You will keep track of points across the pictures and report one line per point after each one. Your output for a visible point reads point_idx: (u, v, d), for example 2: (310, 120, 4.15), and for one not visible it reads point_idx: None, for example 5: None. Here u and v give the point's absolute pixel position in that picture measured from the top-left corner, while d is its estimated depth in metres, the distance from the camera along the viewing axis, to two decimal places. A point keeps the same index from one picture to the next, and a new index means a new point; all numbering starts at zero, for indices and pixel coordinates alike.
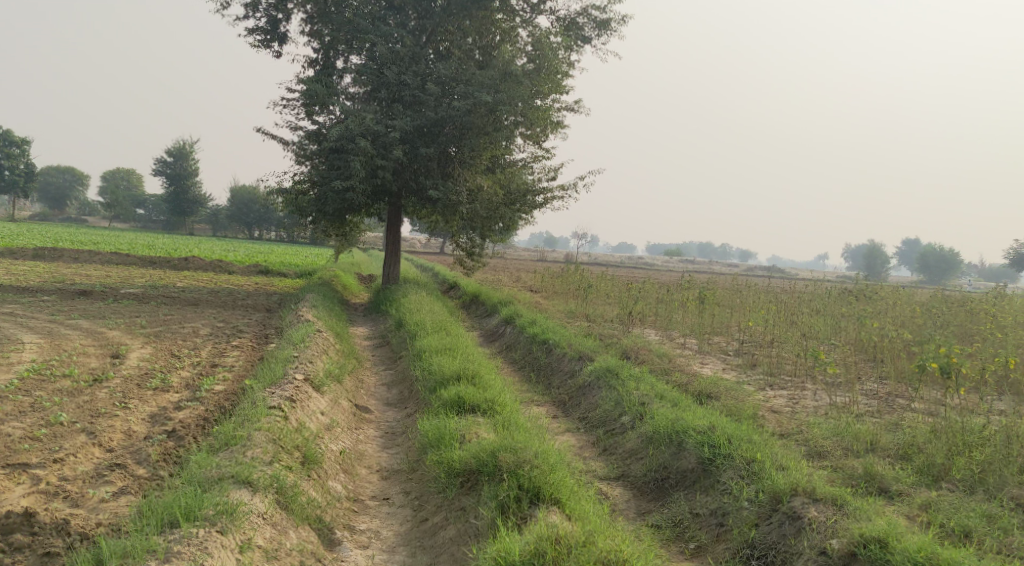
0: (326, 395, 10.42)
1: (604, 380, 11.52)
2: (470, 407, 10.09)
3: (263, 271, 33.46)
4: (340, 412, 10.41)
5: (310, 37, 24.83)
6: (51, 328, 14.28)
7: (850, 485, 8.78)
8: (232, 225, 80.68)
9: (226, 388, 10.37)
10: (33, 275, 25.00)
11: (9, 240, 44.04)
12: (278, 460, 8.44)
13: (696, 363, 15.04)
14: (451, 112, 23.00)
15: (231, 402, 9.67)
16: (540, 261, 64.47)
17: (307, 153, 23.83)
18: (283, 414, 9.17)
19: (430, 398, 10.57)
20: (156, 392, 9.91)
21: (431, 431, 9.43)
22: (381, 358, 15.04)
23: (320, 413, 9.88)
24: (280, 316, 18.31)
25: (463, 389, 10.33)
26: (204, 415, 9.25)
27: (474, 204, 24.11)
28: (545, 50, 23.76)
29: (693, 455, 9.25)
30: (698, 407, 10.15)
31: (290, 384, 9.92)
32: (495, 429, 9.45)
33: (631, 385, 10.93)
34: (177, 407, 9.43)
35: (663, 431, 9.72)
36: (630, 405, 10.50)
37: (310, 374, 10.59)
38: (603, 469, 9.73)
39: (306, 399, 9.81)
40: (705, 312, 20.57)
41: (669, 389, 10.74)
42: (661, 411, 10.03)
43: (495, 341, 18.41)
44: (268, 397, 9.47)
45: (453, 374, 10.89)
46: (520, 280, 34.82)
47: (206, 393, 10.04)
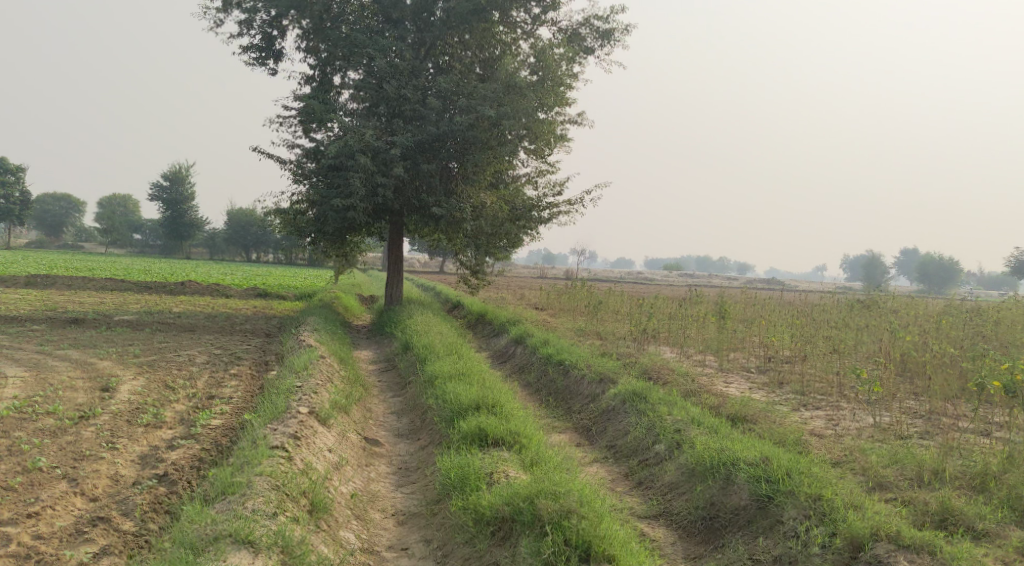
0: (333, 430, 9.62)
1: (630, 405, 10.74)
2: (493, 440, 9.30)
3: (262, 293, 32.71)
4: (348, 448, 9.60)
5: (306, 53, 24.19)
6: (38, 360, 13.48)
7: (929, 523, 8.03)
8: (230, 248, 80.01)
9: (224, 422, 9.57)
10: (23, 303, 24.20)
11: (2, 268, 43.22)
12: (282, 511, 7.59)
13: (720, 382, 14.24)
14: (454, 127, 22.30)
15: (228, 439, 8.87)
16: (540, 279, 63.81)
17: (306, 170, 23.15)
18: (287, 454, 8.37)
19: (448, 430, 9.79)
20: (148, 429, 9.10)
21: (454, 471, 8.65)
22: (388, 384, 14.25)
23: (327, 451, 9.08)
24: (280, 341, 17.52)
25: (484, 420, 9.55)
26: (199, 456, 8.44)
27: (479, 221, 23.46)
28: (548, 62, 23.12)
29: (745, 491, 8.47)
30: (738, 434, 9.36)
31: (294, 418, 9.12)
32: (525, 468, 8.68)
33: (662, 411, 10.15)
34: (170, 446, 8.63)
35: (704, 463, 8.96)
36: (664, 432, 9.73)
37: (315, 406, 9.78)
38: (641, 506, 8.95)
39: (312, 436, 9.01)
40: (723, 328, 19.82)
41: (704, 414, 9.95)
42: (701, 439, 9.27)
43: (506, 362, 17.60)
44: (269, 435, 8.67)
45: (471, 404, 10.10)
46: (524, 298, 34.04)
47: (202, 429, 9.23)
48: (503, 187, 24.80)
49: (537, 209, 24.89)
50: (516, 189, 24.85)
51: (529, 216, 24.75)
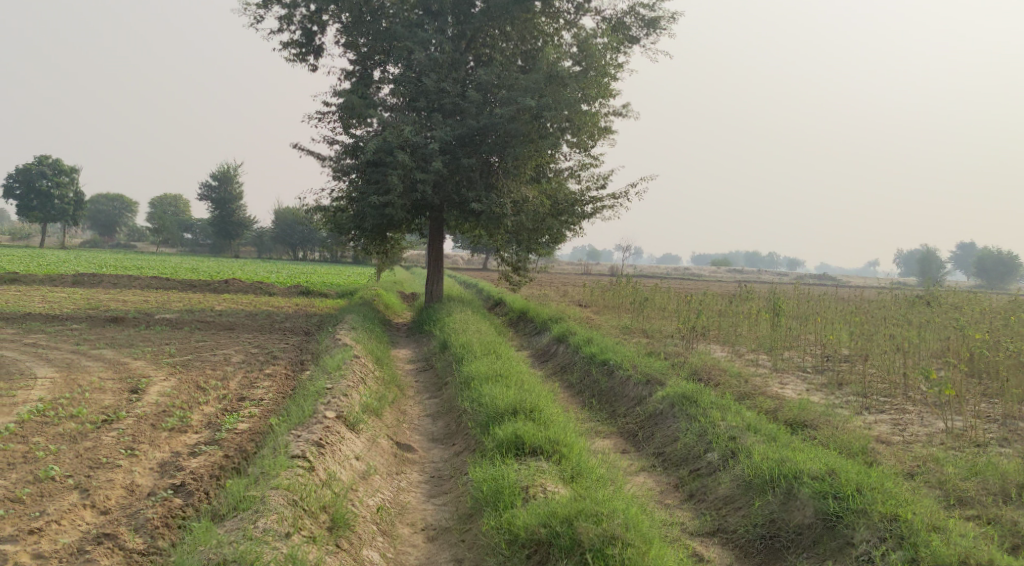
0: (361, 435, 9.15)
1: (678, 408, 10.09)
2: (530, 449, 8.74)
3: (305, 291, 32.61)
4: (377, 455, 9.12)
5: (346, 47, 23.89)
6: (73, 359, 13.29)
7: (1018, 547, 7.32)
8: (277, 247, 80.70)
9: (250, 426, 9.17)
10: (67, 302, 24.34)
11: (55, 266, 43.84)
12: (297, 530, 7.10)
13: (774, 383, 13.50)
14: (494, 119, 21.79)
15: (252, 446, 8.46)
16: (586, 276, 63.10)
17: (344, 167, 22.81)
18: (307, 465, 7.90)
19: (484, 436, 9.24)
20: (171, 434, 8.75)
21: (487, 484, 8.11)
22: (426, 384, 13.79)
23: (353, 460, 8.62)
24: (318, 340, 17.20)
25: (521, 427, 8.99)
26: (220, 464, 8.04)
27: (520, 216, 22.73)
28: (592, 51, 22.47)
29: (810, 508, 7.83)
30: (796, 442, 8.67)
31: (319, 424, 8.67)
32: (564, 482, 8.11)
33: (714, 416, 9.44)
34: (191, 453, 8.25)
35: (761, 474, 8.32)
36: (717, 440, 9.09)
37: (343, 410, 9.33)
38: (692, 523, 8.30)
39: (337, 443, 8.55)
40: (777, 326, 19.01)
41: (760, 420, 9.27)
42: (758, 448, 8.62)
43: (548, 361, 17.05)
44: (291, 443, 8.23)
45: (509, 408, 9.55)
46: (568, 295, 33.41)
47: (227, 433, 8.84)
48: (545, 181, 24.21)
49: (580, 204, 24.20)
50: (559, 184, 24.25)
51: (573, 212, 24.10)
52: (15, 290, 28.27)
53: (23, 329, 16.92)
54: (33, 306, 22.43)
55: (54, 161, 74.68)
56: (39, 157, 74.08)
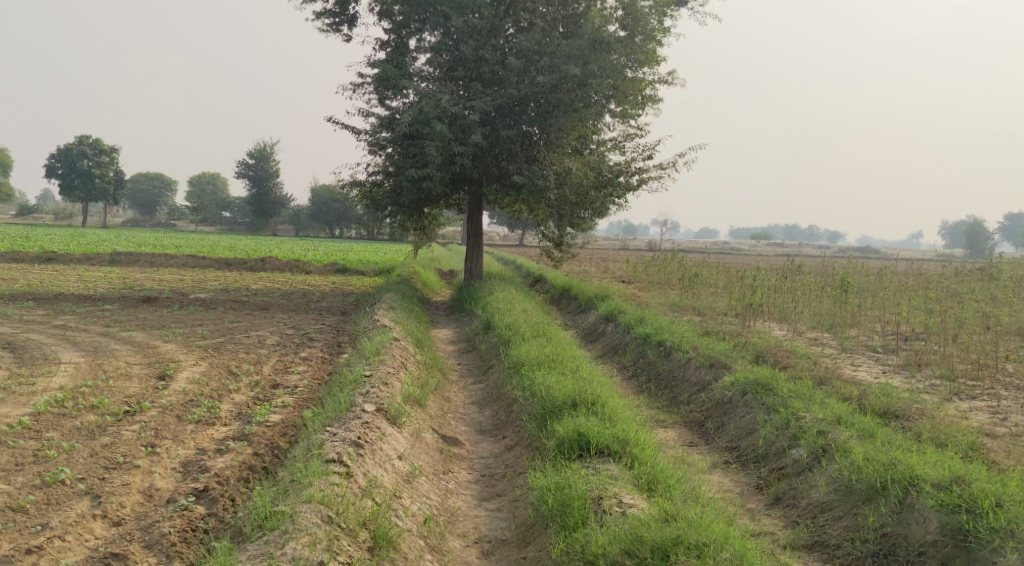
0: (403, 431, 8.36)
1: (753, 398, 9.24)
2: (597, 450, 7.93)
3: (341, 269, 31.98)
4: (422, 453, 8.33)
5: (380, 16, 22.98)
6: (99, 343, 12.62)
7: None
8: (314, 224, 80.54)
9: (282, 418, 8.42)
10: (101, 282, 23.90)
11: (91, 246, 43.55)
12: (334, 553, 6.32)
13: (846, 365, 12.45)
14: (536, 88, 20.72)
15: (283, 444, 7.72)
16: (625, 252, 61.96)
17: (380, 140, 21.98)
18: (345, 472, 7.13)
19: (541, 432, 8.44)
20: (197, 428, 8.03)
21: (554, 494, 7.30)
22: (469, 367, 12.98)
23: (396, 461, 7.83)
24: (355, 320, 16.46)
25: (584, 423, 8.17)
26: (247, 465, 7.32)
27: (563, 189, 21.92)
28: (638, 14, 21.30)
29: (933, 522, 6.99)
30: (904, 441, 7.87)
31: (356, 420, 7.88)
32: (639, 493, 7.29)
33: (796, 407, 8.70)
34: (216, 451, 7.54)
35: (864, 479, 7.50)
36: (804, 435, 8.30)
37: (383, 403, 8.53)
38: (787, 534, 7.53)
39: (377, 442, 7.77)
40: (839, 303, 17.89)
41: (852, 412, 8.40)
42: (860, 448, 7.78)
43: (596, 342, 16.14)
44: (326, 445, 7.45)
45: (568, 401, 8.71)
46: (609, 271, 32.38)
47: (257, 427, 8.11)
48: (587, 153, 23.17)
49: (625, 175, 23.13)
50: (602, 155, 23.22)
51: (618, 183, 23.05)
52: (51, 269, 27.95)
53: (54, 310, 16.38)
54: (67, 286, 22.00)
55: (93, 141, 74.99)
56: (79, 137, 74.36)
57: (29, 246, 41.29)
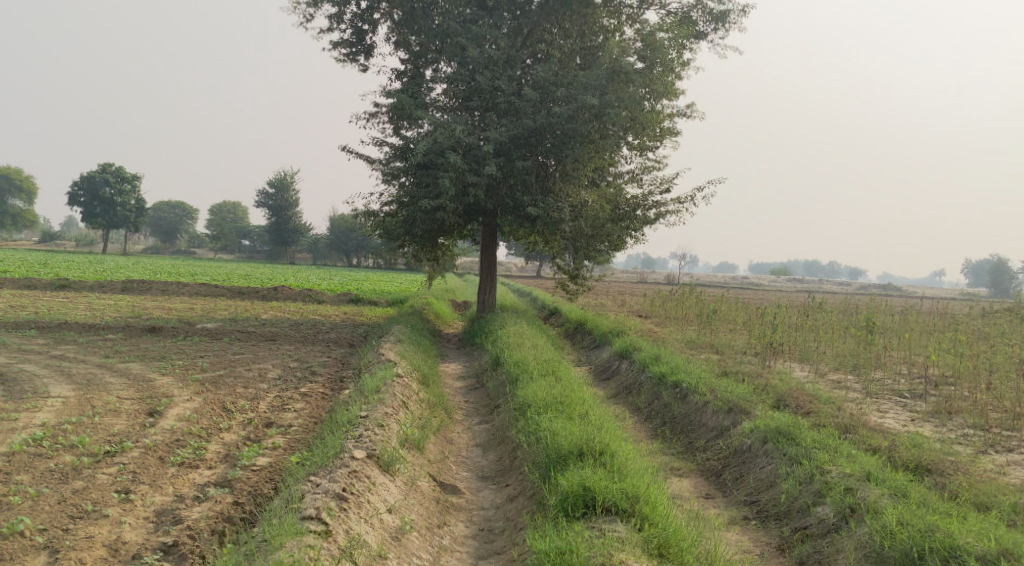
0: (394, 481, 7.92)
1: (776, 449, 8.66)
2: (606, 507, 7.42)
3: (354, 299, 31.63)
4: (415, 504, 7.88)
5: (397, 46, 22.79)
6: (94, 375, 12.25)
7: None
8: (331, 253, 80.57)
9: (270, 463, 8.01)
10: (110, 309, 23.67)
11: (106, 273, 43.46)
12: None
13: (873, 411, 11.82)
14: (552, 119, 20.37)
15: (263, 495, 7.42)
16: (643, 285, 61.34)
17: (394, 170, 21.70)
18: (323, 530, 6.76)
19: (545, 484, 7.93)
20: (178, 473, 7.66)
21: (555, 557, 6.80)
22: (476, 406, 12.48)
23: (384, 514, 7.41)
24: (361, 354, 16.02)
25: (590, 476, 7.66)
26: (221, 518, 7.08)
27: (579, 222, 21.28)
28: (656, 46, 20.96)
29: None
30: (940, 503, 7.41)
31: (343, 469, 7.51)
32: (647, 560, 6.77)
33: (821, 459, 8.16)
34: (192, 500, 7.29)
35: (898, 546, 7.02)
36: (831, 493, 7.78)
37: (376, 449, 8.10)
38: None
39: (363, 495, 7.39)
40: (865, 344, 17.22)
41: (883, 469, 7.89)
42: (893, 510, 7.34)
43: (610, 380, 15.58)
44: (306, 500, 7.08)
45: (576, 450, 8.20)
46: (626, 305, 31.84)
47: (241, 473, 7.75)
48: (604, 185, 22.76)
49: (642, 209, 22.67)
50: (618, 188, 22.81)
51: (635, 217, 22.58)
52: (63, 296, 27.76)
53: (55, 339, 16.03)
54: (75, 313, 21.78)
55: (116, 169, 75.70)
56: (103, 164, 75.09)
57: (46, 272, 41.23)
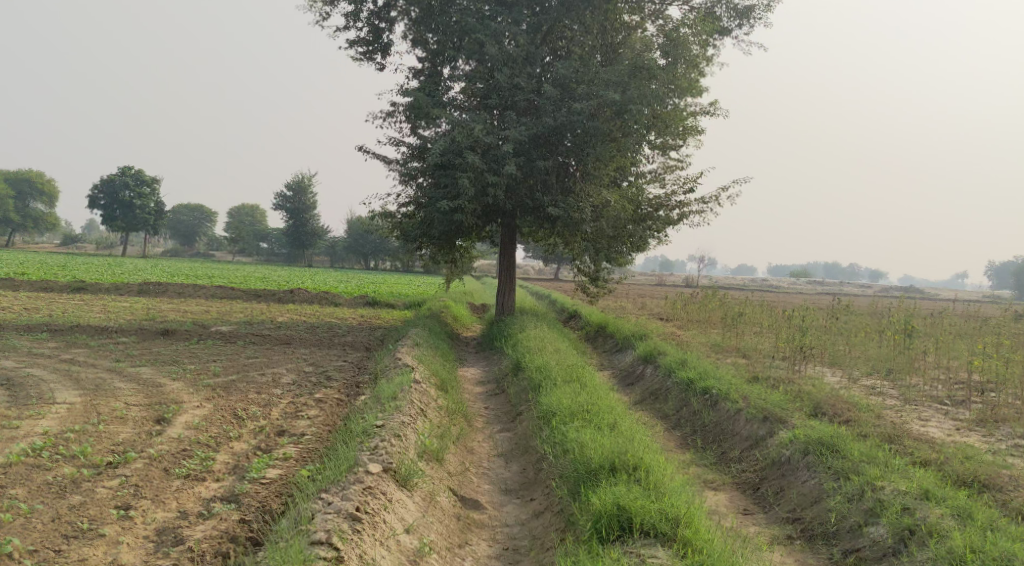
0: (410, 498, 7.54)
1: (817, 463, 8.37)
2: (644, 529, 7.10)
3: (371, 302, 31.26)
4: (433, 523, 7.50)
5: (414, 44, 22.40)
6: (103, 380, 11.89)
7: None
8: (349, 256, 80.40)
9: (280, 476, 7.64)
10: (125, 312, 23.41)
11: (124, 276, 43.37)
12: None
13: (913, 420, 11.23)
14: (573, 116, 19.90)
15: (271, 514, 7.06)
16: (662, 288, 60.63)
17: (411, 170, 21.29)
18: (335, 557, 6.40)
19: (577, 503, 7.65)
20: (181, 487, 7.31)
21: None
22: (497, 413, 12.02)
23: (400, 535, 7.04)
24: (378, 358, 15.60)
25: (624, 495, 7.35)
26: (224, 538, 6.73)
27: (600, 222, 20.72)
28: (680, 41, 20.41)
29: None
30: (1009, 526, 7.19)
31: (357, 486, 7.15)
32: None
33: (872, 475, 7.90)
34: (196, 518, 6.94)
35: None
36: (886, 511, 7.52)
37: (392, 464, 7.71)
38: None
39: (377, 515, 7.02)
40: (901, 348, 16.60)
41: (940, 485, 7.63)
42: (963, 531, 7.12)
43: (634, 385, 15.07)
44: (316, 522, 6.71)
45: (607, 465, 7.88)
46: (647, 307, 31.26)
47: (249, 487, 7.39)
48: (625, 185, 22.24)
49: (665, 209, 22.12)
50: (640, 188, 22.26)
51: (657, 218, 22.03)
52: (78, 298, 27.53)
53: (65, 343, 15.65)
54: (89, 316, 21.51)
55: (135, 172, 75.98)
56: (122, 168, 75.41)
57: (64, 275, 41.22)
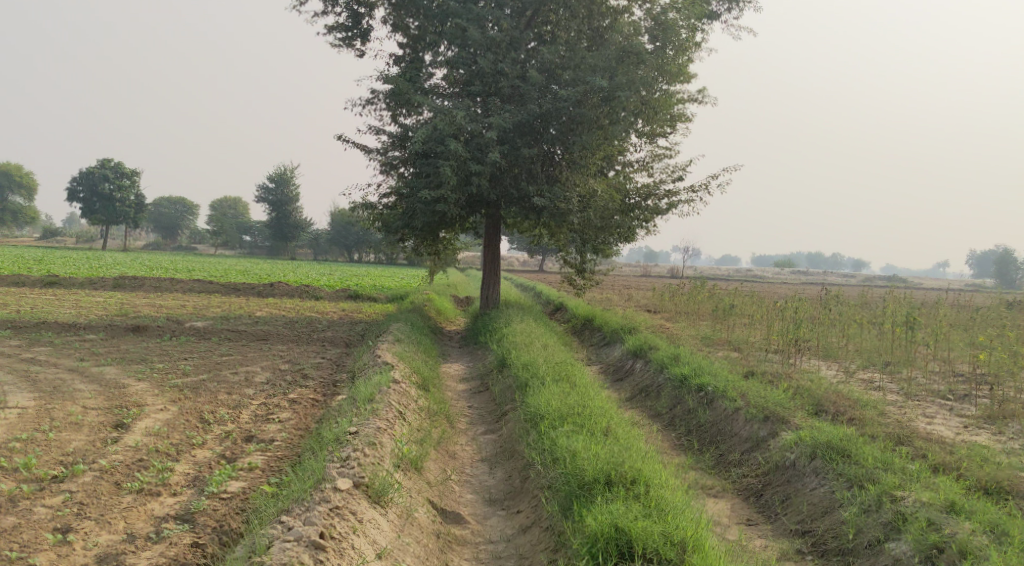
0: (383, 517, 7.08)
1: (828, 469, 8.01)
2: (646, 554, 6.67)
3: (353, 295, 30.54)
4: (408, 545, 7.05)
5: (394, 29, 21.66)
6: (62, 381, 11.20)
7: None
8: (333, 248, 79.44)
9: (242, 490, 7.17)
10: (96, 307, 22.62)
11: (102, 270, 42.31)
12: None
13: (919, 417, 10.70)
14: (559, 103, 19.31)
15: (226, 538, 6.62)
16: (648, 279, 60.06)
17: (392, 159, 20.59)
18: None
19: (569, 520, 7.24)
20: (130, 507, 6.84)
21: None
22: (481, 412, 11.42)
23: (371, 562, 6.59)
24: (357, 354, 14.95)
25: (622, 513, 6.97)
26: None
27: (587, 212, 20.09)
28: (669, 24, 19.78)
29: None
30: None
31: (323, 508, 6.70)
32: None
33: (891, 484, 7.53)
34: (143, 544, 6.48)
35: None
36: (908, 524, 7.15)
37: (363, 479, 7.25)
38: None
39: (345, 540, 6.57)
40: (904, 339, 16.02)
41: (967, 498, 7.31)
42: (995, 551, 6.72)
43: (624, 382, 14.49)
44: (275, 550, 6.26)
45: (604, 479, 7.48)
46: (634, 299, 30.69)
47: (206, 506, 6.93)
48: (612, 175, 21.64)
49: (654, 198, 21.51)
50: (627, 177, 21.68)
51: (646, 206, 21.38)
52: (50, 293, 26.67)
53: (28, 341, 14.85)
54: (58, 312, 20.75)
55: (114, 164, 74.74)
56: (101, 160, 74.18)
57: (37, 269, 40.21)
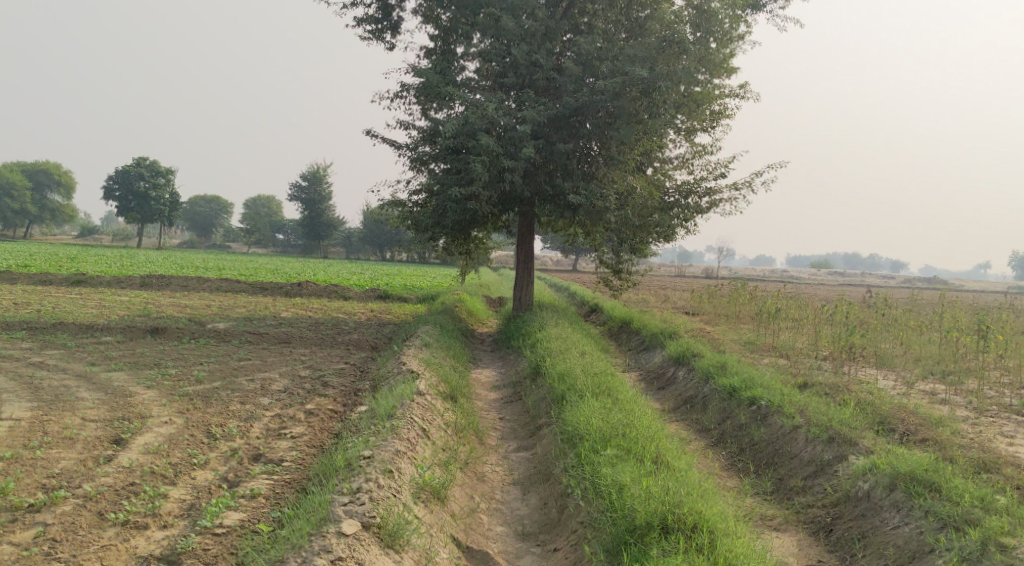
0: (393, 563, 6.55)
1: (913, 508, 7.42)
2: None
3: (383, 295, 29.84)
4: None
5: (425, 21, 20.83)
6: (68, 388, 10.59)
7: None
8: (365, 247, 79.10)
9: (235, 528, 6.75)
10: (120, 307, 22.15)
11: (132, 268, 41.92)
12: None
13: (998, 437, 9.64)
14: (596, 96, 18.38)
15: None
16: (684, 279, 58.71)
17: (421, 156, 19.80)
18: None
19: None
20: (109, 546, 6.47)
21: None
22: (513, 424, 10.62)
23: None
24: (382, 359, 14.19)
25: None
26: None
27: (625, 210, 19.12)
28: (714, 9, 18.54)
29: None
30: None
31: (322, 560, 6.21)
32: None
33: (998, 528, 6.94)
34: None
35: None
36: None
37: (371, 520, 6.75)
38: None
39: None
40: (984, 348, 14.70)
41: None
42: None
43: (665, 391, 13.56)
44: None
45: (662, 521, 6.99)
46: (672, 301, 29.63)
47: (192, 546, 6.52)
48: (650, 172, 20.67)
49: (694, 195, 20.49)
50: (666, 174, 20.74)
51: (686, 205, 20.36)
52: (75, 292, 26.22)
53: (40, 344, 14.24)
54: (81, 312, 20.32)
55: (149, 163, 75.00)
56: (136, 159, 74.47)
57: (68, 266, 39.90)
